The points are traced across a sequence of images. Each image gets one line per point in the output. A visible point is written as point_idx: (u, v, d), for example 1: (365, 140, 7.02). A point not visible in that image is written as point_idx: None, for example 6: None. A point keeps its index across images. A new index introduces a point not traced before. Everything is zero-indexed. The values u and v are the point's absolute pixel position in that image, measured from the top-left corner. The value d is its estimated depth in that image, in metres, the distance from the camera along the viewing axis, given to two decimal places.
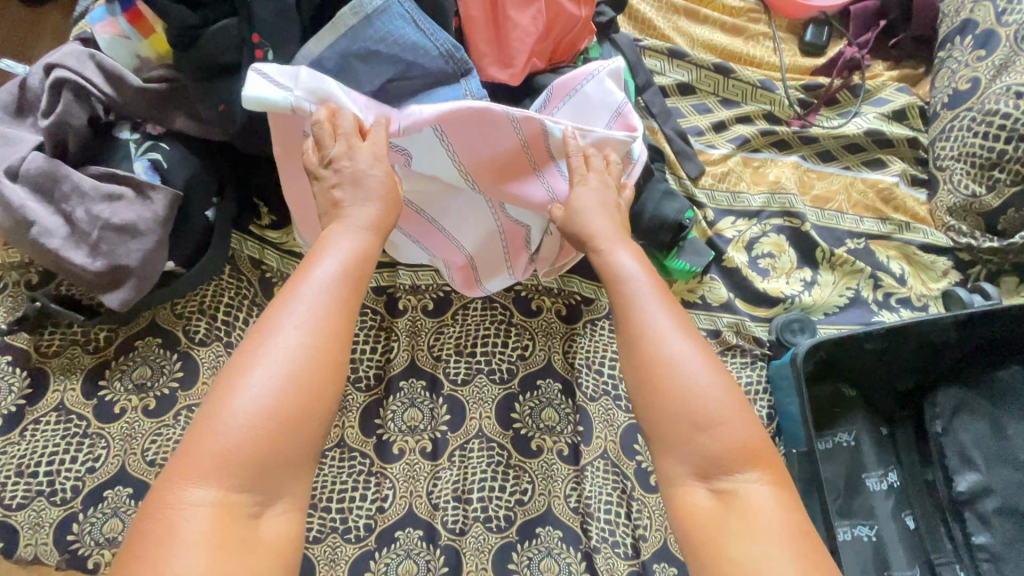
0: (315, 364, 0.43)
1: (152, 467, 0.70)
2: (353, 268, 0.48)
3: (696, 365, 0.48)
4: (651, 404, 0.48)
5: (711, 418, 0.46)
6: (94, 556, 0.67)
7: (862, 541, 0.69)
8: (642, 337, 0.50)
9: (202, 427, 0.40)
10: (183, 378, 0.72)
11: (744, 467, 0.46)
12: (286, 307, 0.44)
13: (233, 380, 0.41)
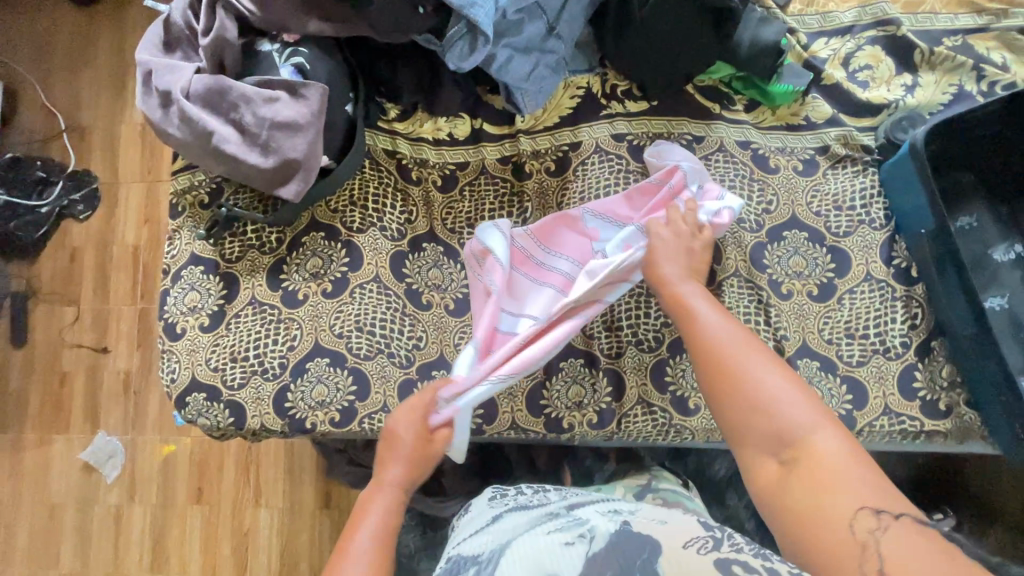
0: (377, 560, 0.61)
1: (341, 338, 0.80)
2: (389, 514, 0.66)
3: (775, 385, 0.57)
4: (734, 426, 0.58)
5: (773, 403, 0.56)
6: (311, 416, 0.79)
7: (998, 311, 0.74)
8: (716, 354, 0.61)
9: None
10: (350, 262, 0.81)
11: (832, 463, 0.52)
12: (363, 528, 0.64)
13: None
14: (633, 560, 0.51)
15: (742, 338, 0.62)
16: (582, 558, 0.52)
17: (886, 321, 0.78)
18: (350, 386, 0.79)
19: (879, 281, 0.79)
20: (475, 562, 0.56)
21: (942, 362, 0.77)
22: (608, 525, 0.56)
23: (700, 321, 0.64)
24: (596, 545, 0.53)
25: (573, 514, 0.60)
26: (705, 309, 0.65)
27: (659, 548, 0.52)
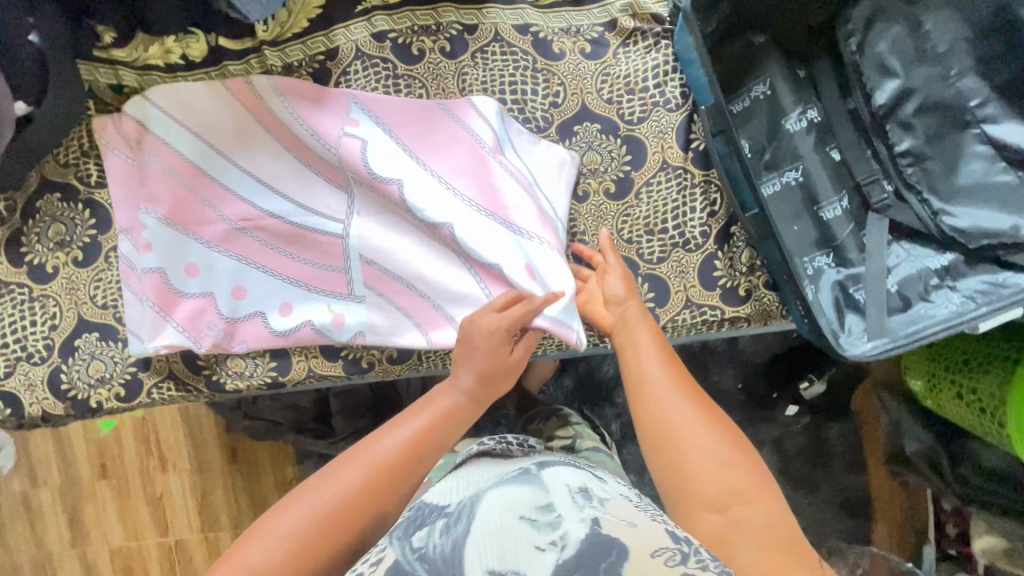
0: (372, 484, 0.55)
1: (107, 308, 0.73)
2: (429, 432, 0.59)
3: (678, 413, 0.58)
4: (638, 410, 0.60)
5: (685, 440, 0.56)
6: (95, 395, 0.74)
7: (790, 185, 0.71)
8: (637, 380, 0.61)
9: (357, 455, 0.57)
10: (98, 224, 0.72)
11: (733, 479, 0.54)
12: (380, 444, 0.58)
13: (354, 450, 0.58)
14: (597, 562, 0.42)
15: (679, 383, 0.61)
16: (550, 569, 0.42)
17: (685, 212, 0.74)
18: (129, 357, 0.74)
19: (676, 170, 0.73)
20: (444, 512, 0.47)
21: (741, 247, 0.74)
22: (580, 527, 0.44)
23: (637, 339, 0.64)
24: (571, 552, 0.43)
25: (543, 479, 0.50)
26: (646, 339, 0.64)
27: (628, 550, 0.43)
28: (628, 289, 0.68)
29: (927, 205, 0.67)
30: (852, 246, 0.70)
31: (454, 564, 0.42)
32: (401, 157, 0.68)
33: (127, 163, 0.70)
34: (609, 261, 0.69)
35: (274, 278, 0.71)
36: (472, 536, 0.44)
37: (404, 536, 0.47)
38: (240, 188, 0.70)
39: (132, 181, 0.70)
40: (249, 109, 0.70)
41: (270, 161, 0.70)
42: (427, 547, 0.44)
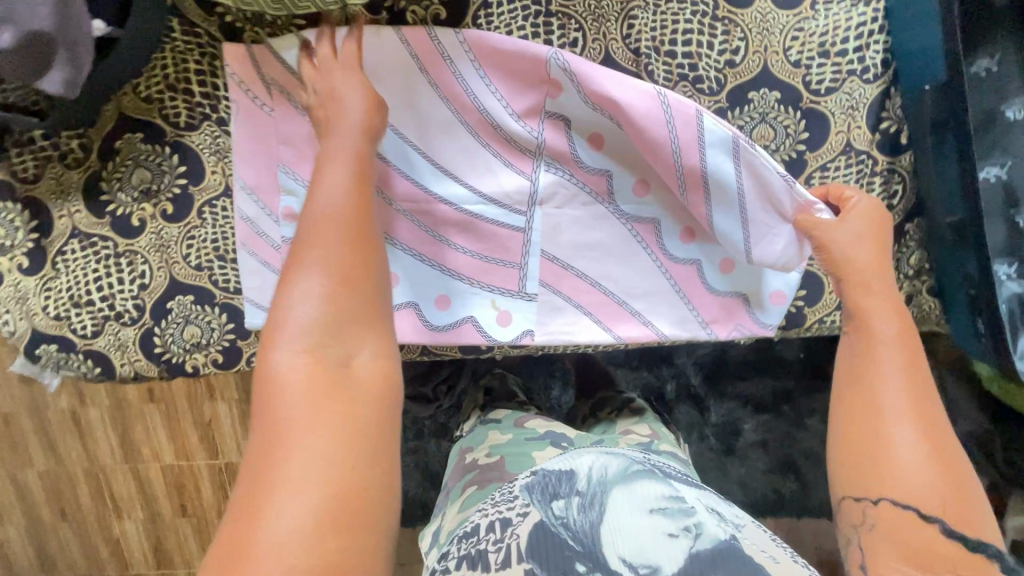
0: (340, 307, 0.44)
1: (201, 270, 0.65)
2: (354, 211, 0.48)
3: (901, 436, 0.50)
4: (845, 400, 0.54)
5: (900, 471, 0.49)
6: (191, 360, 0.68)
7: (988, 184, 0.62)
8: (857, 377, 0.54)
9: (272, 331, 0.44)
10: (189, 173, 0.62)
11: (931, 491, 0.48)
12: (301, 269, 0.45)
13: (285, 299, 0.44)
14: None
15: (912, 399, 0.52)
16: (685, 554, 0.45)
17: None
18: (227, 324, 0.67)
19: (859, 155, 0.63)
20: (576, 484, 0.50)
21: (912, 247, 0.66)
22: (718, 531, 0.48)
23: (877, 335, 0.55)
24: (703, 544, 0.46)
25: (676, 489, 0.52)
26: (890, 334, 0.54)
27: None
28: (869, 254, 0.56)
29: None
30: None
31: (593, 537, 0.46)
32: (598, 139, 0.62)
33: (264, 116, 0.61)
34: (853, 232, 0.57)
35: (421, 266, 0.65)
36: (604, 520, 0.47)
37: (544, 498, 0.50)
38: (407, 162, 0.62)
39: (264, 138, 0.61)
40: (417, 60, 0.59)
41: (430, 127, 0.61)
42: (567, 516, 0.47)
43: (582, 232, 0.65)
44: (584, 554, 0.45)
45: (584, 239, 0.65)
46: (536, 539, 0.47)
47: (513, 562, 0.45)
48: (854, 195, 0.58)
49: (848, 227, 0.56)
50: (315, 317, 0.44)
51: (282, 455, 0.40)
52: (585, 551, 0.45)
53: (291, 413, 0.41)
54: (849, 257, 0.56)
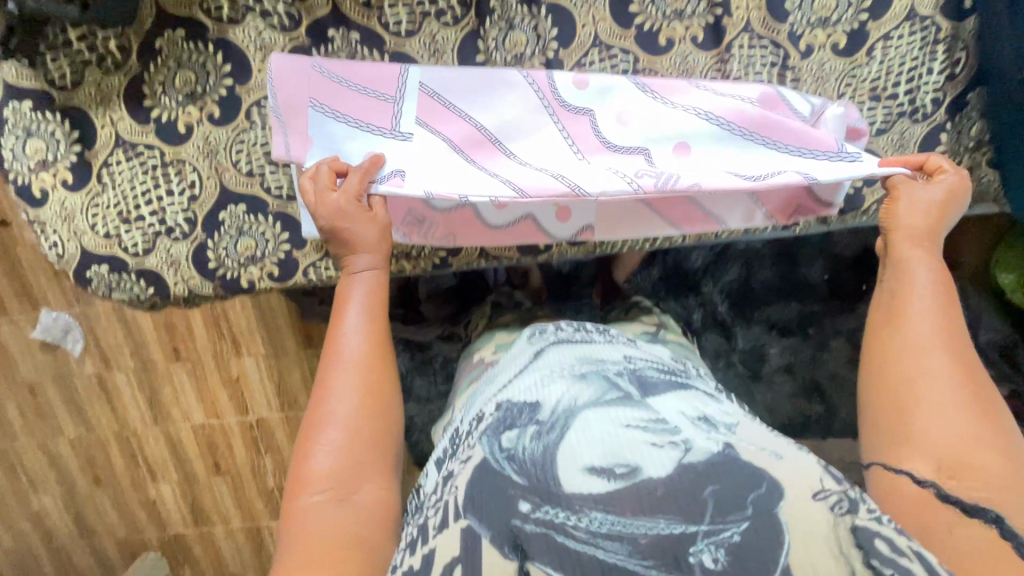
0: (367, 394, 0.52)
1: (253, 177, 0.64)
2: (374, 329, 0.55)
3: (936, 368, 0.51)
4: (875, 331, 0.57)
5: (925, 391, 0.50)
6: (245, 275, 0.67)
7: None
8: (891, 311, 0.57)
9: (308, 426, 0.50)
10: (235, 72, 0.60)
11: (984, 452, 0.45)
12: (335, 388, 0.52)
13: (323, 407, 0.51)
14: (737, 492, 0.39)
15: (943, 335, 0.53)
16: (674, 463, 0.40)
17: (921, 75, 0.63)
18: (281, 234, 0.66)
19: (923, 21, 0.62)
20: (537, 415, 0.46)
21: (974, 118, 0.65)
22: (709, 443, 0.42)
23: (911, 274, 0.58)
24: (694, 457, 0.41)
25: (650, 401, 0.47)
26: (926, 282, 0.57)
27: (780, 489, 0.39)
28: (928, 220, 0.60)
29: None
30: None
31: (546, 467, 0.41)
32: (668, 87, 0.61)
33: (307, 67, 0.58)
34: (930, 198, 0.60)
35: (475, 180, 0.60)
36: (561, 448, 0.42)
37: (494, 434, 0.46)
38: (459, 100, 0.59)
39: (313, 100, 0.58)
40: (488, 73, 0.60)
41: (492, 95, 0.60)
42: (516, 449, 0.43)
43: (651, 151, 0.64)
44: (530, 489, 0.41)
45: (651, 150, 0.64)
46: (475, 486, 0.42)
47: (451, 520, 0.42)
48: (948, 170, 0.61)
49: (923, 202, 0.60)
50: (347, 415, 0.50)
51: (299, 506, 0.47)
52: (531, 486, 0.41)
53: (309, 475, 0.48)
54: (910, 225, 0.60)
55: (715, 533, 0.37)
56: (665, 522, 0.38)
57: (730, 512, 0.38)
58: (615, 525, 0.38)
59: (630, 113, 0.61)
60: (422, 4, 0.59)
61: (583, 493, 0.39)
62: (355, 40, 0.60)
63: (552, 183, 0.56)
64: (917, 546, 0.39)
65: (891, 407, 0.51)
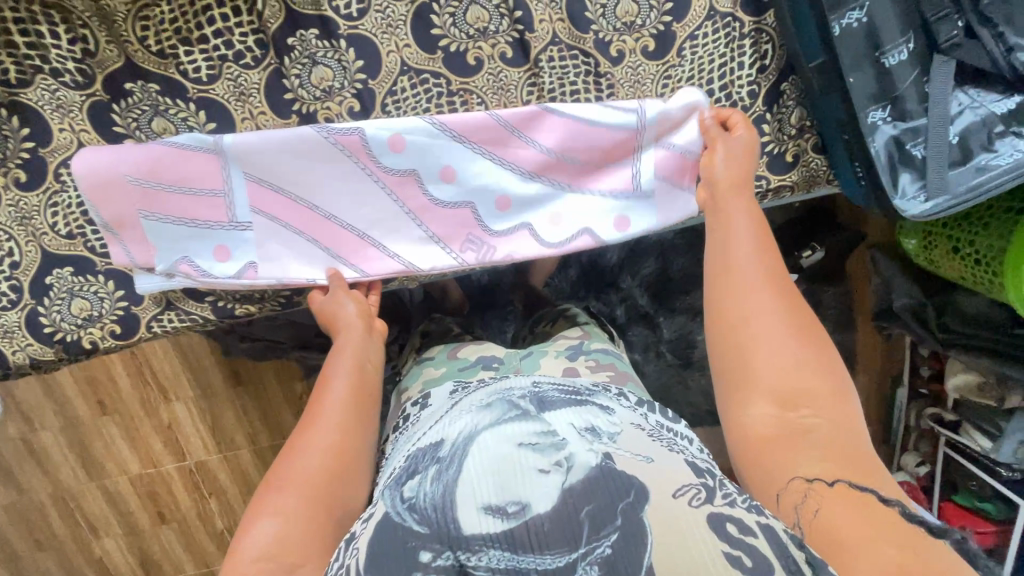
0: (342, 446, 0.54)
1: (74, 238, 0.62)
2: (358, 387, 0.58)
3: (760, 309, 0.54)
4: (711, 281, 0.58)
5: (754, 335, 0.53)
6: (86, 336, 0.66)
7: (851, 29, 0.62)
8: (724, 263, 0.58)
9: (272, 482, 0.51)
10: (34, 135, 0.58)
11: (807, 379, 0.50)
12: (308, 438, 0.54)
13: (293, 458, 0.52)
14: (609, 505, 0.40)
15: (769, 275, 0.56)
16: (558, 490, 0.41)
17: (733, 69, 0.65)
18: (116, 292, 0.65)
19: (725, 18, 0.63)
20: (435, 455, 0.45)
21: (791, 106, 0.67)
22: (590, 457, 0.42)
23: (733, 226, 0.59)
24: (576, 476, 0.41)
25: (545, 416, 0.47)
26: (743, 227, 0.58)
27: (646, 492, 0.40)
28: (740, 165, 0.62)
29: (1002, 43, 0.61)
30: (913, 96, 0.64)
31: (447, 505, 0.41)
32: (485, 126, 0.62)
33: (123, 182, 0.59)
34: (733, 151, 0.62)
35: (314, 245, 0.65)
36: (457, 482, 0.42)
37: (395, 488, 0.45)
38: (286, 184, 0.63)
39: (126, 190, 0.60)
40: (300, 133, 0.61)
41: (307, 158, 0.62)
42: (416, 496, 0.43)
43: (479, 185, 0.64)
44: (432, 536, 0.40)
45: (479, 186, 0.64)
46: (376, 545, 0.41)
47: None
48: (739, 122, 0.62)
49: (735, 150, 0.61)
50: (314, 469, 0.51)
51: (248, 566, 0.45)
52: (433, 533, 0.40)
53: (268, 533, 0.47)
54: (730, 174, 0.61)
55: (590, 553, 0.38)
56: (551, 557, 0.38)
57: (604, 526, 0.39)
58: (509, 559, 0.38)
59: (455, 165, 0.64)
60: (218, 48, 0.58)
61: (480, 531, 0.39)
62: (153, 90, 0.58)
63: (385, 260, 0.66)
64: (769, 520, 0.40)
65: (732, 362, 0.53)
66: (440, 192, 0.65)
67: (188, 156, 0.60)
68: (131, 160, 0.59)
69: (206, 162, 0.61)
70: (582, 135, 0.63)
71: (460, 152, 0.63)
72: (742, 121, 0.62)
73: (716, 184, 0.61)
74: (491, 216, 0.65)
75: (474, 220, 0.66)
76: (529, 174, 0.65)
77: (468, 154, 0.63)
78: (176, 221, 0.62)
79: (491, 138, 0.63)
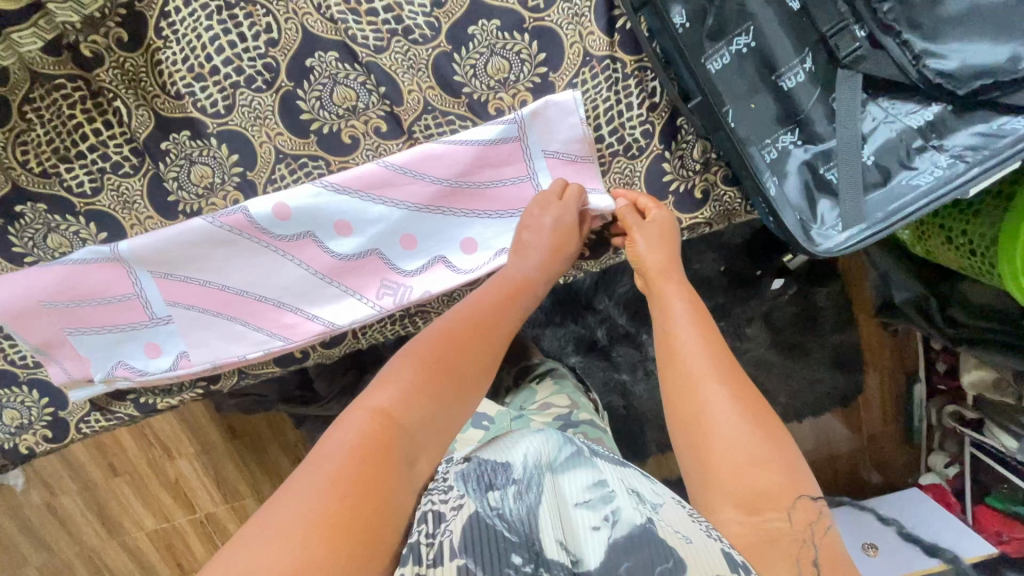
0: (448, 365, 0.47)
1: None
2: (463, 335, 0.50)
3: (713, 399, 0.48)
4: (665, 369, 0.53)
5: (706, 429, 0.47)
6: (22, 442, 0.68)
7: (740, 56, 0.58)
8: (669, 347, 0.53)
9: (353, 419, 0.41)
10: None
11: (766, 476, 0.44)
12: (397, 376, 0.45)
13: (372, 396, 0.43)
14: (647, 564, 0.35)
15: (713, 357, 0.51)
16: (606, 546, 0.37)
17: (621, 112, 0.61)
18: (43, 399, 0.67)
19: (602, 61, 0.60)
20: (512, 474, 0.41)
21: (692, 141, 0.63)
22: (636, 514, 0.38)
23: (674, 310, 0.56)
24: (621, 531, 0.37)
25: (598, 462, 0.44)
26: (683, 315, 0.55)
27: (684, 566, 0.35)
28: (663, 250, 0.59)
29: (908, 49, 0.55)
30: (820, 116, 0.59)
31: (531, 528, 0.37)
32: (373, 175, 0.60)
33: (38, 307, 0.61)
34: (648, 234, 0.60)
35: (237, 323, 0.65)
36: (542, 505, 0.39)
37: (479, 489, 0.40)
38: (190, 272, 0.62)
39: (42, 315, 0.61)
40: (191, 223, 0.60)
41: (202, 240, 0.61)
42: (504, 506, 0.38)
43: (385, 230, 0.62)
44: (521, 544, 0.36)
45: (386, 233, 0.63)
46: (473, 531, 0.36)
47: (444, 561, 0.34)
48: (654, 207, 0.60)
49: (650, 236, 0.59)
50: (390, 415, 0.42)
51: (286, 528, 0.33)
52: (521, 541, 0.36)
53: (324, 492, 0.35)
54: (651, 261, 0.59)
55: None
56: None
57: None
58: None
59: (351, 218, 0.62)
60: (97, 163, 0.59)
61: (557, 560, 0.36)
62: (41, 210, 0.60)
63: (308, 325, 0.65)
64: None
65: (690, 455, 0.47)
66: (342, 247, 0.63)
67: (95, 268, 0.61)
68: (37, 285, 0.60)
69: (112, 270, 0.61)
70: (476, 159, 0.60)
71: (353, 204, 0.61)
72: (653, 202, 0.61)
73: (648, 276, 0.60)
74: (400, 258, 0.64)
75: (385, 265, 0.64)
76: (432, 209, 0.62)
77: (365, 207, 0.61)
78: (96, 333, 0.63)
79: (382, 181, 0.60)
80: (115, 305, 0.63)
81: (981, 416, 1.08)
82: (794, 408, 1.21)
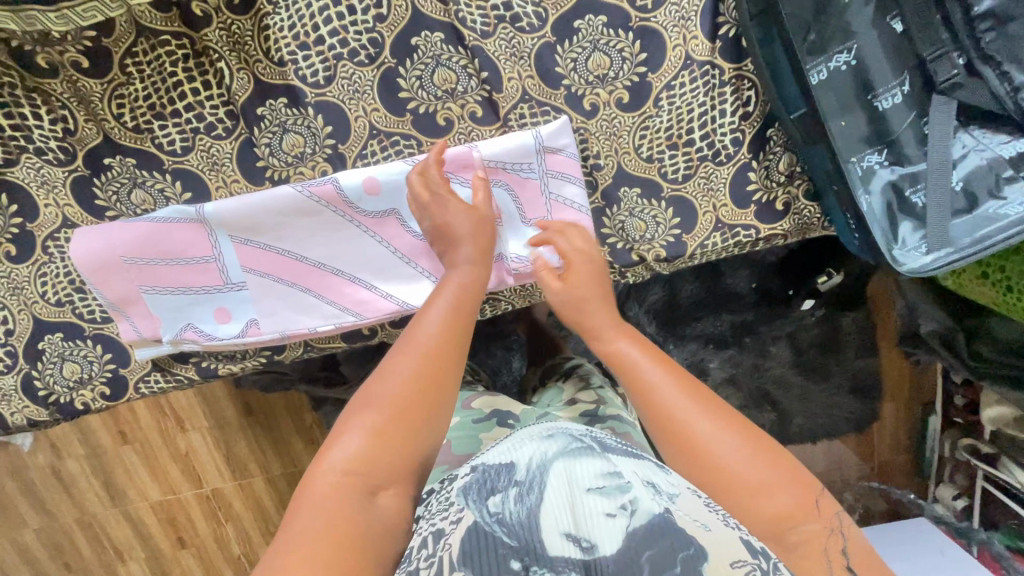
0: (426, 375, 0.48)
1: (63, 306, 0.64)
2: (466, 299, 0.55)
3: (706, 435, 0.47)
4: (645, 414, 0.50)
5: (709, 466, 0.46)
6: (78, 398, 0.67)
7: (838, 73, 0.59)
8: (641, 387, 0.51)
9: (385, 369, 0.49)
10: (22, 211, 0.61)
11: (773, 492, 0.45)
12: (423, 327, 0.51)
13: (399, 352, 0.50)
14: (669, 551, 0.34)
15: (684, 391, 0.50)
16: (624, 534, 0.35)
17: (714, 117, 0.62)
18: (104, 355, 0.66)
19: (702, 66, 0.61)
20: (514, 473, 0.38)
21: (779, 152, 0.63)
22: (653, 503, 0.37)
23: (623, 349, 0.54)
24: (641, 521, 0.36)
25: (609, 456, 0.41)
26: (639, 357, 0.53)
27: (706, 552, 0.35)
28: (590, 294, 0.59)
29: (1007, 80, 0.56)
30: (910, 139, 0.60)
31: (530, 530, 0.35)
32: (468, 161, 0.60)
33: (117, 262, 0.61)
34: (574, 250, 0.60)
35: (310, 295, 0.64)
36: (543, 506, 0.36)
37: (479, 497, 0.38)
38: (271, 240, 0.62)
39: (119, 270, 0.61)
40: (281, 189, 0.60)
41: (290, 209, 0.60)
42: (504, 510, 0.36)
43: None
44: (520, 548, 0.34)
45: None
46: (470, 545, 0.35)
47: None
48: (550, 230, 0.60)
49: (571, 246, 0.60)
50: (410, 370, 0.48)
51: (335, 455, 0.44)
52: (519, 546, 0.34)
53: (366, 437, 0.45)
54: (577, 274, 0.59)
55: None
56: None
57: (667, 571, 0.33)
58: None
59: None
60: (191, 122, 0.59)
61: (563, 558, 0.33)
62: (129, 164, 0.60)
63: (380, 302, 0.64)
64: None
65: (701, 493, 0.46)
66: None
67: (177, 228, 0.60)
68: (119, 240, 0.60)
69: (194, 232, 0.61)
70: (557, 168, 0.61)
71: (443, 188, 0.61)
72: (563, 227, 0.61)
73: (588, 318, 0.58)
74: None
75: None
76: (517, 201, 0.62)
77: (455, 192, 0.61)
78: (168, 294, 0.63)
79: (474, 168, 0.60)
80: (192, 267, 0.62)
81: (998, 450, 1.06)
82: (820, 428, 1.21)
